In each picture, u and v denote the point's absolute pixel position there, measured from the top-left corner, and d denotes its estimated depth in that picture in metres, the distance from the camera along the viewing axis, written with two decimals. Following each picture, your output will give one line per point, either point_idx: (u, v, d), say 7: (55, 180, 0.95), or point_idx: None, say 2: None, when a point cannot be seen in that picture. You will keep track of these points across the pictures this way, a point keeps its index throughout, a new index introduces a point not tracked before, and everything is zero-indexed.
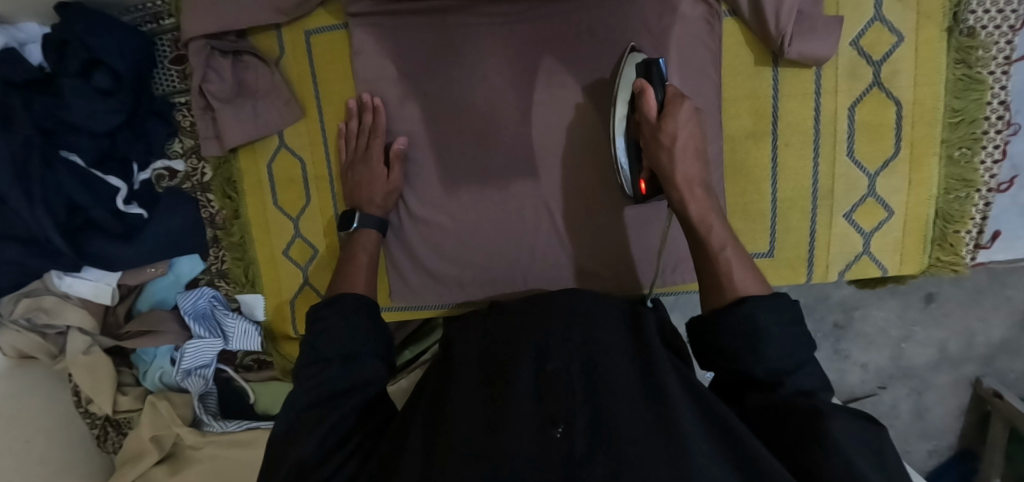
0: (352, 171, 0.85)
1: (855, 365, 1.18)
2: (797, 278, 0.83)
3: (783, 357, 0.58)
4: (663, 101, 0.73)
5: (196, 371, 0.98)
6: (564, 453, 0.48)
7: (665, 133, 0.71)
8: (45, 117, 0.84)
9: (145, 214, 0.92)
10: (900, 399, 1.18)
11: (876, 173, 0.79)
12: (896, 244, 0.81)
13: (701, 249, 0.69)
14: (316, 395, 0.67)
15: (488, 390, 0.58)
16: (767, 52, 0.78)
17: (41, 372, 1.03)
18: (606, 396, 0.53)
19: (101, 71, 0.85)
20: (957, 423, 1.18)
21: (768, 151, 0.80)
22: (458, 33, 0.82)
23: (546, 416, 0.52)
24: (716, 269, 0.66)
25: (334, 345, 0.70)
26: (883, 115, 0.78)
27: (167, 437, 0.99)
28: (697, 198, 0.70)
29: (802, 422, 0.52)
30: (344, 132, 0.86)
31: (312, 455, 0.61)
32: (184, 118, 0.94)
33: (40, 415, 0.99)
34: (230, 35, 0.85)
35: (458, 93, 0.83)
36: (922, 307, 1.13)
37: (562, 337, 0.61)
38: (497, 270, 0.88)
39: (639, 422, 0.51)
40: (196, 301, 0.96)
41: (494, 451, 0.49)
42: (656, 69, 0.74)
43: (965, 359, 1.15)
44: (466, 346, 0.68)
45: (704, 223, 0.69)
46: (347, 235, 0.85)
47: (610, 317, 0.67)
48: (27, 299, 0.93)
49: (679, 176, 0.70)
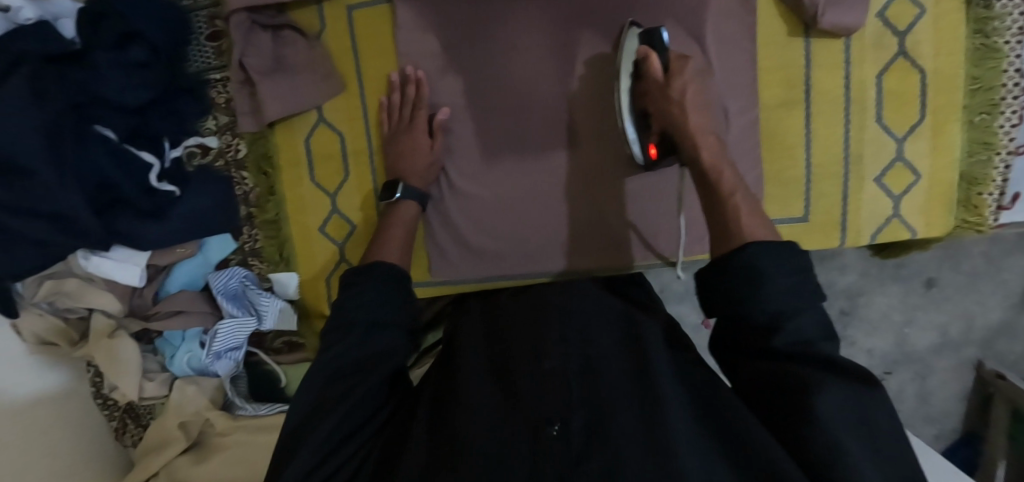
0: (395, 142, 0.85)
1: (860, 350, 1.20)
2: (830, 242, 0.86)
3: (775, 307, 0.58)
4: (666, 64, 0.75)
5: (226, 354, 0.97)
6: (563, 449, 0.53)
7: (674, 89, 0.73)
8: (78, 92, 0.82)
9: (176, 191, 0.90)
10: (906, 384, 1.21)
11: (903, 138, 0.82)
12: (924, 207, 0.84)
13: (711, 192, 0.69)
14: (344, 365, 0.65)
15: (492, 394, 0.62)
16: (798, 24, 0.81)
17: (37, 361, 0.95)
18: (601, 397, 0.58)
19: (136, 44, 0.83)
20: (960, 407, 1.21)
21: (800, 119, 0.83)
22: (497, 8, 0.83)
23: (544, 413, 0.57)
24: (725, 213, 0.66)
25: (360, 309, 0.68)
26: (908, 83, 0.81)
27: (195, 423, 0.96)
28: (710, 144, 0.71)
29: (792, 400, 0.54)
30: (386, 105, 0.87)
31: (325, 446, 0.59)
32: (219, 95, 0.93)
33: (47, 407, 0.93)
34: (270, 9, 0.86)
35: (498, 66, 0.84)
36: (923, 291, 1.16)
37: (560, 337, 0.67)
38: (537, 242, 0.89)
39: (631, 417, 0.56)
40: (227, 280, 0.94)
41: (497, 456, 0.54)
42: (658, 37, 0.76)
43: (965, 342, 1.18)
44: (470, 353, 0.71)
45: (716, 169, 0.70)
46: (387, 207, 0.84)
47: (605, 323, 0.71)
48: (49, 282, 0.92)
49: (692, 125, 0.72)
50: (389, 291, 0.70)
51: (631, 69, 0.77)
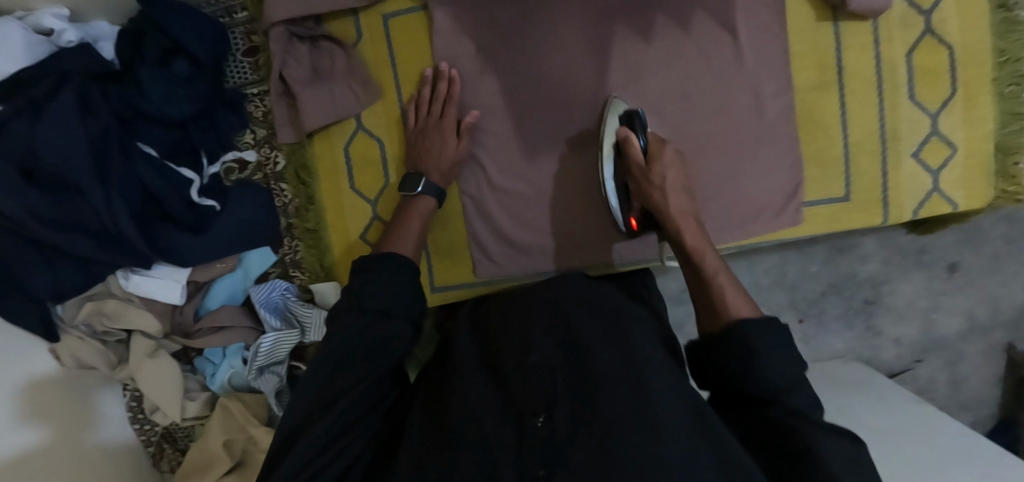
0: (421, 137, 0.86)
1: (888, 340, 1.16)
2: (873, 220, 0.87)
3: (776, 378, 0.57)
4: (647, 148, 0.80)
5: (269, 369, 0.95)
6: (545, 440, 0.50)
7: (655, 173, 0.78)
8: (122, 107, 0.84)
9: (217, 206, 0.91)
10: (937, 372, 1.17)
11: (936, 113, 0.84)
12: (962, 181, 0.86)
13: (698, 273, 0.72)
14: (348, 350, 0.64)
15: (480, 391, 0.58)
16: (827, 8, 0.83)
17: (13, 418, 0.78)
18: (589, 384, 0.53)
19: (180, 58, 0.85)
20: (996, 391, 1.18)
21: (835, 100, 0.85)
22: (531, 8, 0.84)
23: (527, 404, 0.53)
24: (709, 293, 0.69)
25: (377, 298, 0.67)
26: (936, 60, 0.83)
27: (239, 442, 0.94)
28: (692, 228, 0.75)
29: (786, 443, 0.53)
30: (415, 98, 0.88)
31: (321, 441, 0.58)
32: (256, 109, 0.94)
33: (32, 464, 0.78)
34: (308, 21, 0.87)
35: (534, 65, 0.85)
36: (948, 277, 1.13)
37: (545, 327, 0.62)
38: (582, 236, 0.90)
39: (624, 405, 0.51)
40: (269, 293, 0.95)
41: (482, 445, 0.51)
42: (638, 120, 0.81)
43: (994, 326, 1.15)
44: (462, 350, 0.67)
45: (699, 252, 0.74)
46: (407, 198, 0.84)
47: (592, 306, 0.66)
48: (89, 304, 0.90)
49: (673, 209, 0.77)
50: (401, 279, 0.70)
51: (613, 148, 0.82)
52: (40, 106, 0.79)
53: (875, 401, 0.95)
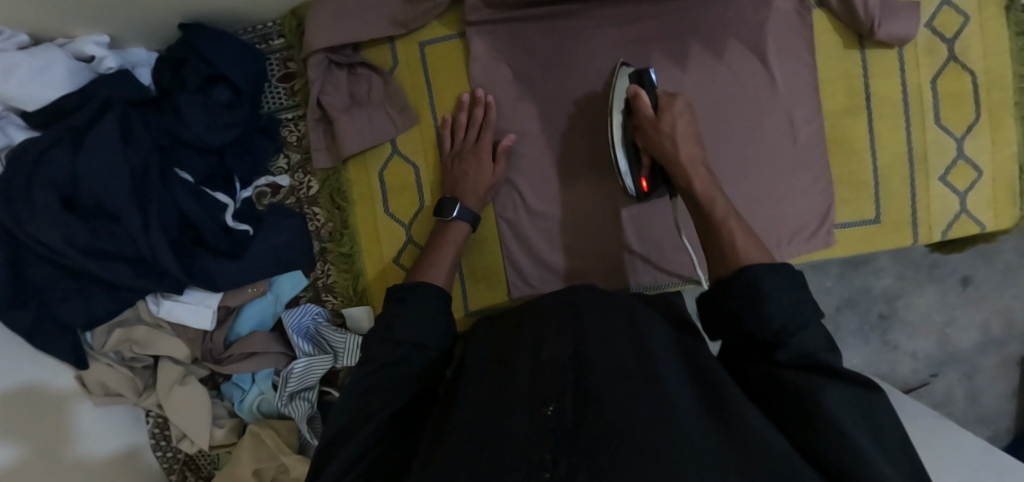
0: (459, 161, 0.86)
1: (905, 354, 1.12)
2: (904, 240, 0.88)
3: (782, 319, 0.55)
4: (656, 103, 0.79)
5: (299, 395, 0.94)
6: (556, 428, 0.46)
7: (664, 122, 0.76)
8: (161, 134, 0.85)
9: (251, 230, 0.91)
10: (954, 385, 1.12)
11: (961, 136, 0.87)
12: (989, 201, 0.87)
13: (706, 217, 0.71)
14: (380, 378, 0.63)
15: (488, 389, 0.56)
16: (854, 37, 0.86)
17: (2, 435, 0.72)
18: (599, 375, 0.51)
19: (220, 86, 0.86)
20: (1013, 405, 1.11)
21: (864, 124, 0.87)
22: (566, 36, 0.86)
23: (538, 398, 0.50)
24: (719, 238, 0.68)
25: (410, 330, 0.65)
26: (960, 85, 0.86)
27: (270, 470, 0.91)
28: (701, 175, 0.74)
29: (793, 400, 0.52)
30: (452, 123, 0.89)
31: (346, 462, 0.56)
32: (290, 134, 0.95)
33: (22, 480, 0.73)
34: (346, 49, 0.89)
35: (570, 90, 0.87)
36: (961, 291, 1.10)
37: (556, 326, 0.59)
38: (617, 258, 0.89)
39: (635, 395, 0.49)
40: (300, 318, 0.93)
41: (490, 438, 0.48)
42: (647, 75, 0.80)
43: (1009, 339, 1.10)
44: (471, 359, 0.65)
45: (708, 198, 0.72)
46: (442, 223, 0.84)
47: (605, 305, 0.63)
48: (119, 330, 0.89)
49: (682, 155, 0.75)
50: (433, 297, 0.69)
51: (623, 106, 0.81)
52: (83, 134, 0.79)
53: (921, 432, 0.87)
